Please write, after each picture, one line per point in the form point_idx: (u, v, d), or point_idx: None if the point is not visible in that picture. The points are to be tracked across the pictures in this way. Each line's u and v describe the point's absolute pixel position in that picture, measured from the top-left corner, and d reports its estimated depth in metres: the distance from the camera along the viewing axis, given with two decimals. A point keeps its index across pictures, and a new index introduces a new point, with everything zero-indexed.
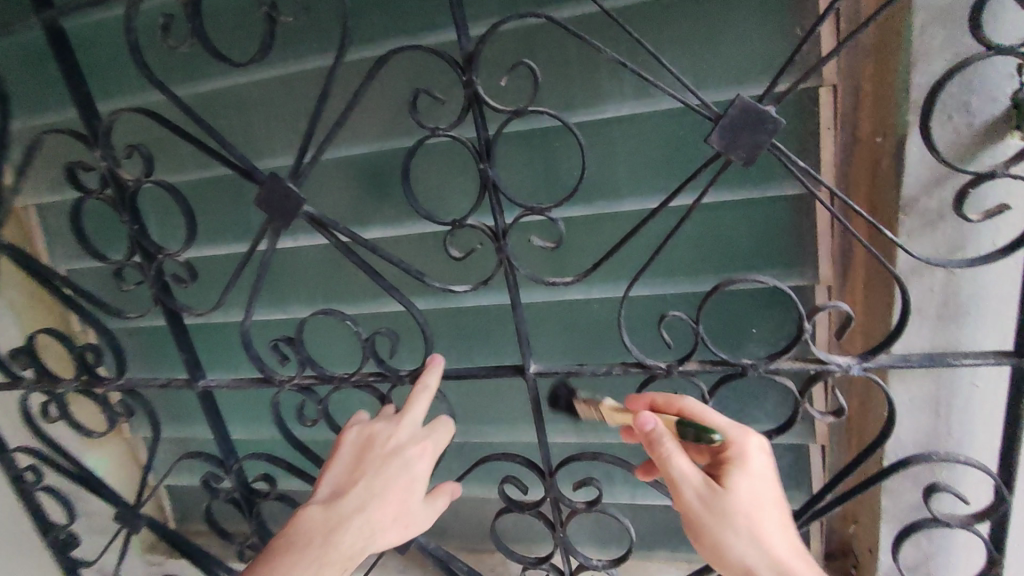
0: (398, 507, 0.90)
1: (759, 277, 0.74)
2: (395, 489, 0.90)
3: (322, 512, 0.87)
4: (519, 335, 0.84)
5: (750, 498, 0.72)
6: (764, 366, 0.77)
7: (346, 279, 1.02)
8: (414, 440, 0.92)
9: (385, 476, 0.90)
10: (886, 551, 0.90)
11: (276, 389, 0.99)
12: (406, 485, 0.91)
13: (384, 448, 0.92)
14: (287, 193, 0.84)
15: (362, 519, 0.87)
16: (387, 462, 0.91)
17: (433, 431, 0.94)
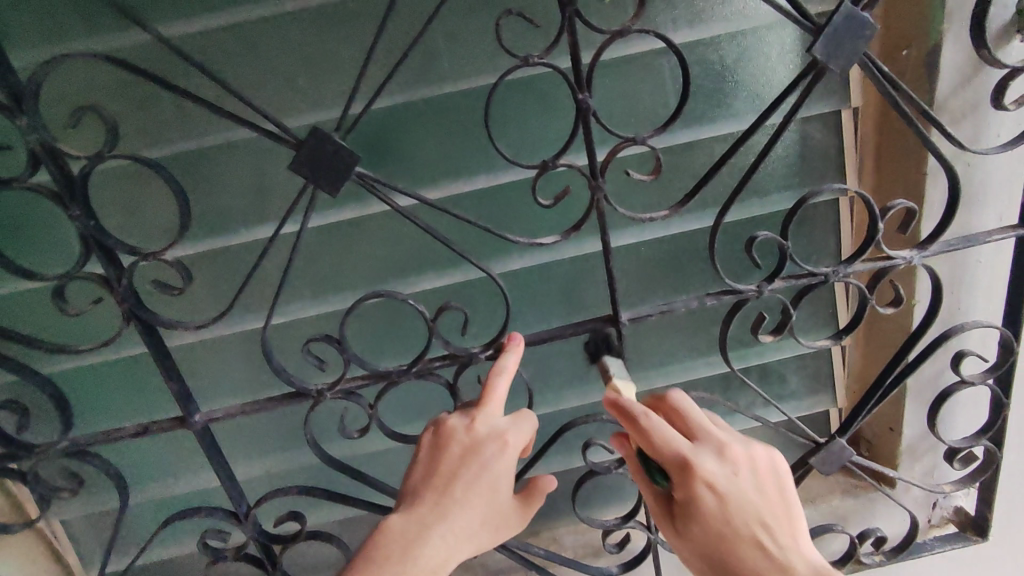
0: (485, 509, 0.74)
1: (839, 184, 0.77)
2: (479, 491, 0.73)
3: (402, 522, 0.71)
4: (611, 282, 0.80)
5: (705, 531, 0.73)
6: (843, 272, 0.82)
7: (363, 260, 0.88)
8: (493, 435, 0.75)
9: (468, 478, 0.73)
10: (911, 426, 1.00)
11: (312, 403, 0.82)
12: (490, 487, 0.74)
13: (462, 445, 0.75)
14: (335, 150, 0.68)
15: (445, 529, 0.71)
16: (466, 462, 0.74)
17: (516, 422, 0.77)
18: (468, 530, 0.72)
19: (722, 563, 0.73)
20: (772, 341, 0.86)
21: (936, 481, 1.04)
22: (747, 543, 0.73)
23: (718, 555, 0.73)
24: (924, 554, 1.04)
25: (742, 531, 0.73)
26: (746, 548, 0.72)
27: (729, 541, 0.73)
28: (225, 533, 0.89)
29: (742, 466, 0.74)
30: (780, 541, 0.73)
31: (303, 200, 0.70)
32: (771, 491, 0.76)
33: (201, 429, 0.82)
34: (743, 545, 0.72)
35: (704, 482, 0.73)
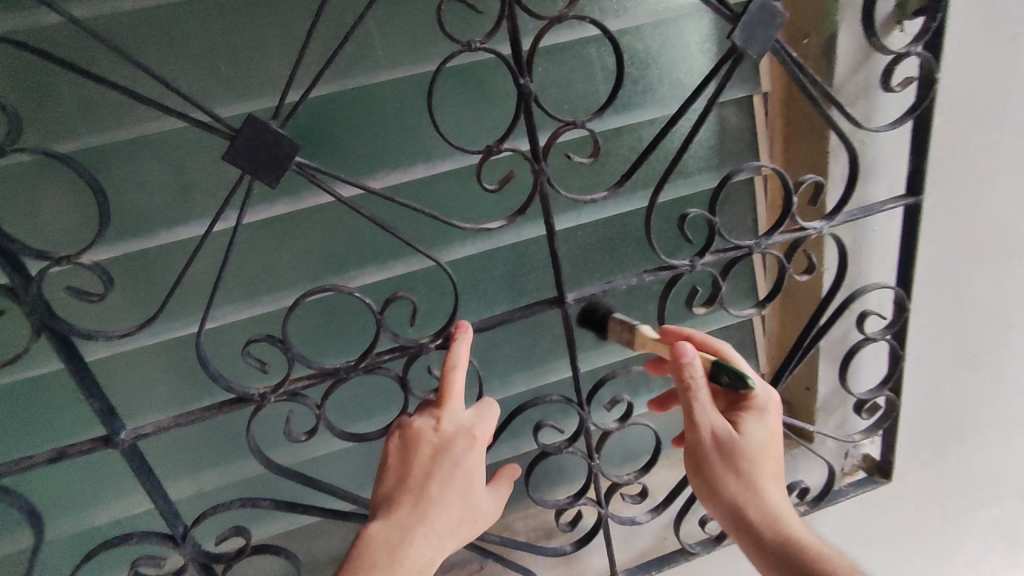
0: (462, 504, 0.76)
1: (757, 162, 0.83)
2: (454, 487, 0.76)
3: (384, 529, 0.73)
4: (556, 264, 0.81)
5: (754, 441, 0.86)
6: (763, 244, 0.89)
7: (304, 258, 0.84)
8: (461, 430, 0.78)
9: (442, 476, 0.76)
10: (824, 384, 1.10)
11: (255, 408, 0.77)
12: (465, 482, 0.77)
13: (431, 445, 0.78)
14: (271, 138, 0.65)
15: (427, 529, 0.73)
16: (440, 461, 0.76)
17: (481, 415, 0.80)
18: (450, 526, 0.75)
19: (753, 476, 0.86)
20: (704, 313, 0.91)
21: (847, 432, 1.15)
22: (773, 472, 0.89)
23: (751, 467, 0.86)
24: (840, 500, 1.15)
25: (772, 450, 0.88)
26: (771, 466, 0.88)
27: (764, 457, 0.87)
28: (159, 558, 0.82)
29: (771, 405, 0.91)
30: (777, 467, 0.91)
31: (238, 192, 0.66)
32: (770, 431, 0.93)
33: (129, 448, 0.75)
34: (768, 464, 0.88)
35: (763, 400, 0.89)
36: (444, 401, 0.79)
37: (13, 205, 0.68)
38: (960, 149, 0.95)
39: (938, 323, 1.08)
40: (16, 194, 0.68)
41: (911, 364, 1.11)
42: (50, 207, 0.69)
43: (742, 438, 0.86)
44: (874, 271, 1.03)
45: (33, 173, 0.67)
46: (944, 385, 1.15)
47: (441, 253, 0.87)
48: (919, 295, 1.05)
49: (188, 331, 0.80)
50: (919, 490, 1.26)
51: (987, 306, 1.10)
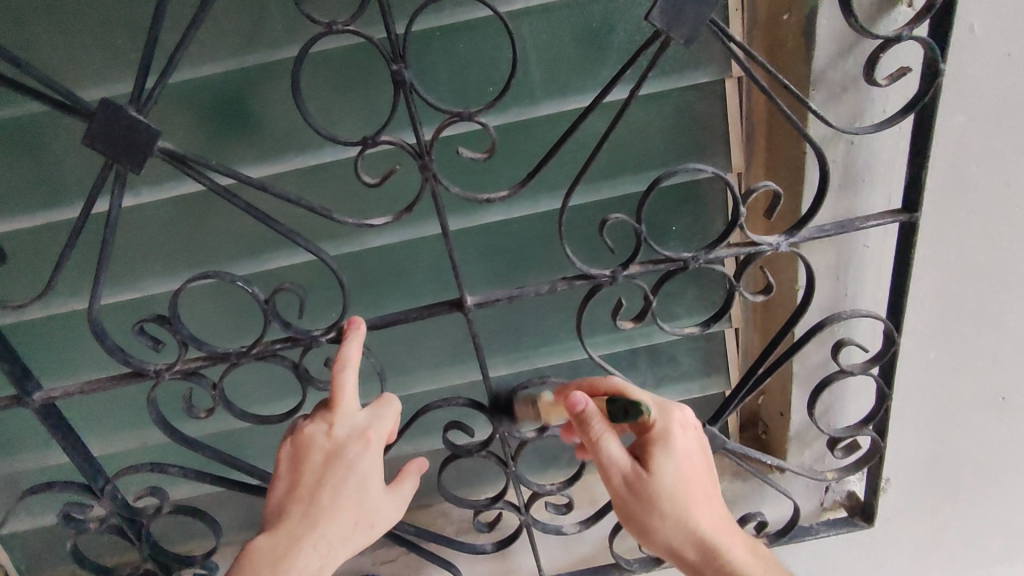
0: (357, 510, 0.77)
1: (696, 164, 0.72)
2: (347, 494, 0.77)
3: (271, 540, 0.75)
4: (454, 266, 0.76)
5: (674, 478, 0.79)
6: (704, 257, 0.78)
7: (208, 241, 0.83)
8: (354, 434, 0.77)
9: (334, 483, 0.77)
10: (797, 412, 0.98)
11: (153, 383, 0.80)
12: (358, 488, 0.77)
13: (323, 451, 0.78)
14: (130, 124, 0.64)
15: (316, 538, 0.75)
16: (332, 467, 0.77)
17: (378, 416, 0.79)
18: (343, 533, 0.76)
19: (682, 515, 0.79)
20: (632, 328, 0.82)
21: (825, 467, 1.02)
22: (709, 503, 0.81)
23: (677, 505, 0.79)
24: (807, 536, 1.04)
25: (700, 478, 0.81)
26: (702, 496, 0.80)
27: (689, 490, 0.80)
28: (88, 506, 0.90)
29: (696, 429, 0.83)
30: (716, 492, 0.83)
31: (105, 178, 0.66)
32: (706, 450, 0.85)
33: (44, 408, 0.81)
34: (700, 495, 0.81)
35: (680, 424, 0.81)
36: (337, 403, 0.77)
37: None
38: (982, 155, 0.77)
39: (947, 358, 0.92)
40: None
41: (907, 402, 0.95)
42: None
43: (659, 479, 0.79)
44: (864, 294, 0.89)
45: None
46: (957, 428, 0.99)
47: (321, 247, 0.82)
48: (912, 324, 0.89)
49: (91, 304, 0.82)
50: (922, 539, 1.11)
51: (1019, 344, 0.91)
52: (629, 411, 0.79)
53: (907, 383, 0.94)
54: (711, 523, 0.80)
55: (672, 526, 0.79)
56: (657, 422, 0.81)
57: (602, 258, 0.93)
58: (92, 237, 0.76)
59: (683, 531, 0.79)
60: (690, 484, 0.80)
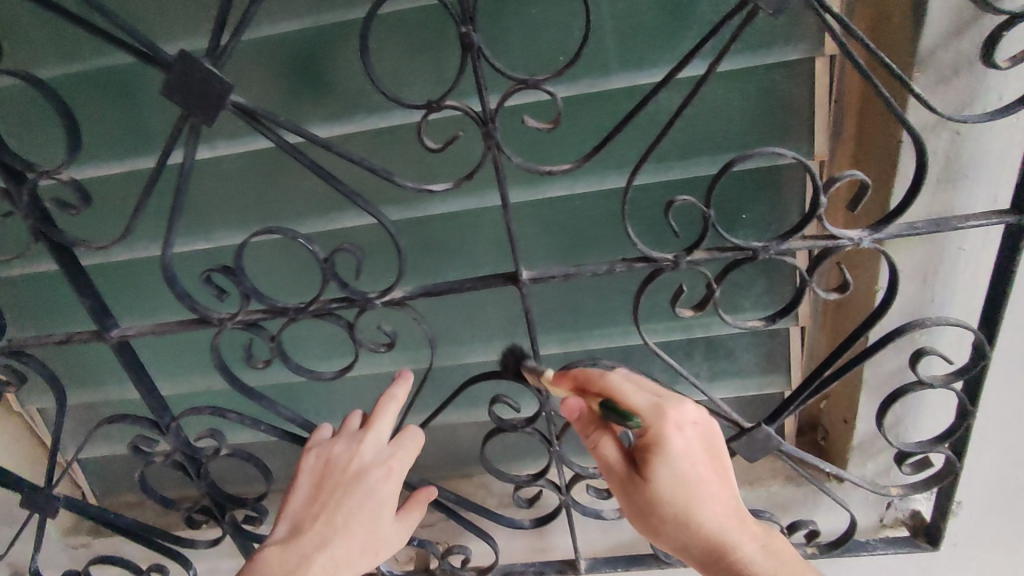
0: (367, 534, 0.89)
1: (775, 147, 0.67)
2: (360, 518, 0.88)
3: (284, 551, 0.86)
4: (512, 239, 0.74)
5: (667, 481, 0.77)
6: (776, 248, 0.73)
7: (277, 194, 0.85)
8: (377, 461, 0.89)
9: (350, 505, 0.88)
10: (864, 421, 0.92)
11: (217, 331, 0.83)
12: (372, 512, 0.88)
13: (344, 475, 0.89)
14: (205, 77, 0.66)
15: (325, 555, 0.85)
16: (353, 490, 0.88)
17: (399, 447, 0.90)
18: (350, 553, 0.87)
19: (684, 516, 0.78)
20: (692, 317, 0.79)
21: (889, 482, 0.96)
22: (710, 504, 0.78)
23: (677, 505, 0.78)
24: (860, 553, 0.99)
25: (702, 478, 0.78)
26: (705, 498, 0.78)
27: (689, 491, 0.78)
28: (153, 441, 0.96)
29: (700, 426, 0.78)
30: (725, 488, 0.80)
31: (181, 129, 0.68)
32: (716, 443, 0.80)
33: (120, 344, 0.86)
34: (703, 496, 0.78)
35: (675, 428, 0.77)
36: (367, 431, 0.89)
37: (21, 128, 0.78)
38: None
39: None
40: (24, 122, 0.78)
41: (990, 421, 0.88)
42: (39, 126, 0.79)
43: (651, 482, 0.78)
44: (954, 301, 0.81)
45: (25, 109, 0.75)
46: None
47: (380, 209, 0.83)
48: (1005, 339, 0.81)
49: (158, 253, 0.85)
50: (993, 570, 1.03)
51: None
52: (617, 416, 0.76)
53: (992, 402, 0.86)
54: (715, 525, 0.78)
55: (676, 524, 0.79)
56: (650, 426, 0.77)
57: (661, 240, 0.89)
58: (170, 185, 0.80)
59: (687, 530, 0.79)
60: (685, 486, 0.78)
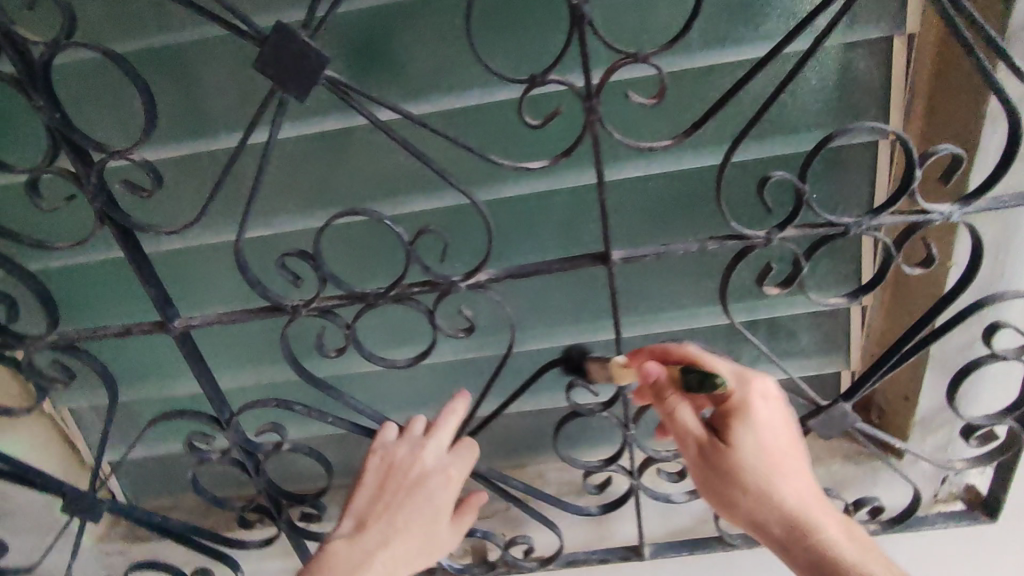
0: (425, 537, 0.89)
1: (874, 122, 0.68)
2: (419, 521, 0.88)
3: (349, 545, 0.86)
4: (605, 218, 0.73)
5: (751, 447, 0.76)
6: (867, 224, 0.73)
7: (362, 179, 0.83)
8: (437, 469, 0.89)
9: (410, 509, 0.88)
10: (927, 397, 0.94)
11: (289, 319, 0.80)
12: (430, 515, 0.89)
13: (407, 480, 0.88)
14: (300, 50, 0.62)
15: (386, 554, 0.85)
16: (413, 495, 0.88)
17: (458, 455, 0.90)
18: (408, 554, 0.87)
19: (766, 487, 0.77)
20: (778, 294, 0.79)
21: (948, 457, 0.98)
22: (791, 468, 0.78)
23: (761, 474, 0.76)
24: (919, 526, 1.01)
25: (782, 452, 0.78)
26: (786, 471, 0.77)
27: (770, 463, 0.77)
28: (210, 438, 0.92)
29: (779, 398, 0.79)
30: (802, 468, 0.79)
31: (269, 105, 0.65)
32: (790, 422, 0.81)
33: (182, 335, 0.82)
34: (784, 463, 0.78)
35: (759, 396, 0.78)
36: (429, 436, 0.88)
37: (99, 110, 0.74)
38: None
39: None
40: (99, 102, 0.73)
41: None
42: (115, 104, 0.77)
43: (736, 449, 0.76)
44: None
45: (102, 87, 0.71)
46: None
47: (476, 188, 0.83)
48: None
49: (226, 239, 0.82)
50: None
51: None
52: (704, 381, 0.75)
53: None
54: (795, 501, 0.77)
55: (758, 495, 0.76)
56: (733, 392, 0.77)
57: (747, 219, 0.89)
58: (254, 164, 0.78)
59: (768, 505, 0.76)
60: (766, 453, 0.77)
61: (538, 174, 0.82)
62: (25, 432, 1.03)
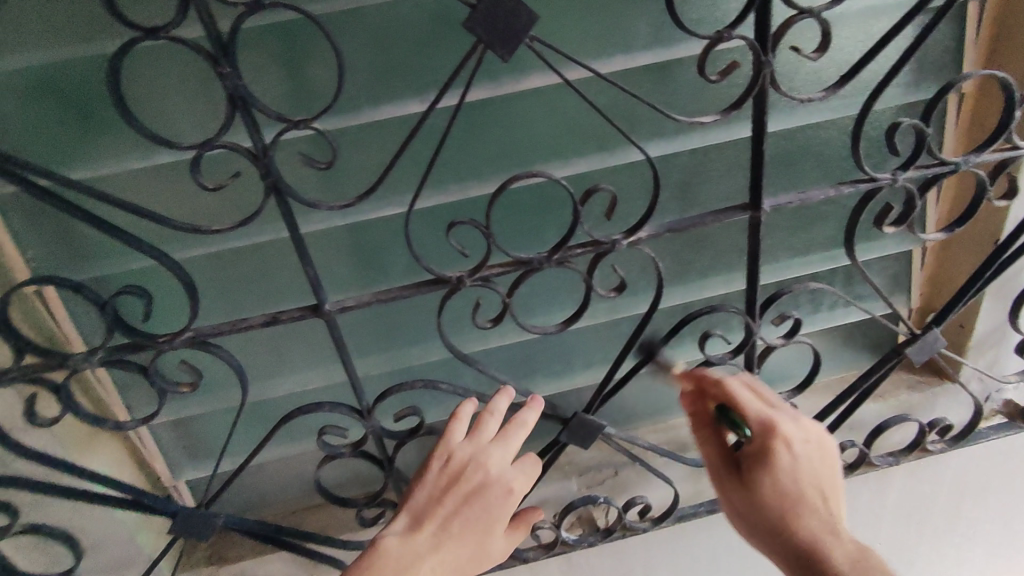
0: (478, 550, 0.75)
1: (992, 68, 0.75)
2: (477, 530, 0.75)
3: (399, 545, 0.72)
4: (759, 168, 0.78)
5: (768, 495, 0.76)
6: (972, 160, 0.82)
7: (517, 152, 0.84)
8: (501, 479, 0.78)
9: (470, 516, 0.75)
10: (983, 323, 1.06)
11: (448, 292, 0.78)
12: (489, 526, 0.76)
13: (473, 483, 0.77)
14: (512, 4, 0.61)
15: (436, 561, 0.71)
16: (472, 503, 0.76)
17: (523, 470, 0.80)
18: (456, 565, 0.72)
19: (784, 528, 0.75)
20: (892, 232, 0.87)
21: (997, 374, 1.12)
22: (810, 507, 0.75)
23: (776, 517, 0.75)
24: (976, 441, 1.13)
25: (810, 493, 0.76)
26: (803, 512, 0.75)
27: (794, 504, 0.75)
28: (343, 430, 0.87)
29: (809, 442, 0.78)
30: (833, 512, 0.76)
31: (469, 62, 0.63)
32: (828, 468, 0.79)
33: (332, 318, 0.78)
34: (801, 506, 0.75)
35: (784, 442, 0.77)
36: (502, 441, 0.80)
37: (261, 76, 0.72)
38: None
39: None
40: (275, 67, 0.72)
41: None
42: (275, 70, 0.73)
43: (749, 495, 0.77)
44: None
45: (280, 51, 0.72)
46: None
47: (644, 144, 0.86)
48: None
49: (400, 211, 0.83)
50: None
51: None
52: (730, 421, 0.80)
53: None
54: (818, 537, 0.74)
55: (770, 536, 0.76)
56: (757, 436, 0.78)
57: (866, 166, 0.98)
58: (425, 132, 0.79)
59: (784, 544, 0.75)
60: (788, 496, 0.76)
61: (671, 136, 0.86)
62: (106, 454, 0.93)
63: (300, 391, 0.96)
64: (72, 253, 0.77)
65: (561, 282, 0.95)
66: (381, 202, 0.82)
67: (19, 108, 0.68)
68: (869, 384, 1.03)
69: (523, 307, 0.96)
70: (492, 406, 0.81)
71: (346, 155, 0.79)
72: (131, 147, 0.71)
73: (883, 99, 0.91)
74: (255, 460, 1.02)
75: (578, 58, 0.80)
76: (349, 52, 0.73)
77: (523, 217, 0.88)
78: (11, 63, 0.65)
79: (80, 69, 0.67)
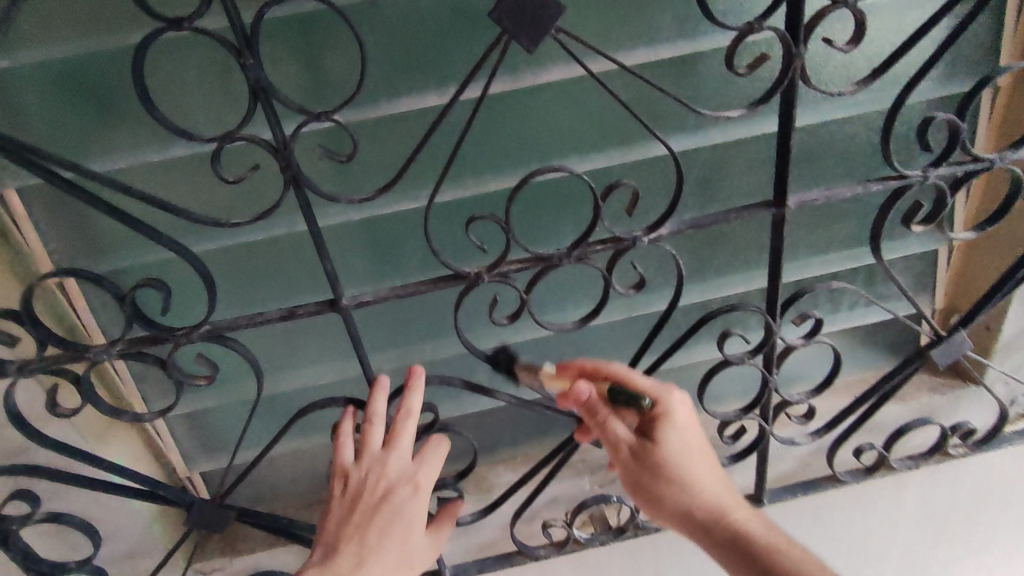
0: (400, 554, 0.75)
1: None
2: (394, 536, 0.75)
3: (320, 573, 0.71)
4: (783, 165, 0.76)
5: (676, 451, 0.82)
6: (1007, 158, 0.80)
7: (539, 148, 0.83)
8: (404, 479, 0.77)
9: (381, 526, 0.75)
10: (1013, 324, 1.04)
11: (466, 288, 0.77)
12: (406, 531, 0.76)
13: (375, 492, 0.77)
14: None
15: None
16: (381, 512, 0.75)
17: (423, 462, 0.79)
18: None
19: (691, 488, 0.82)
20: (921, 231, 0.84)
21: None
22: (704, 465, 0.83)
23: (684, 472, 0.82)
24: (1002, 446, 1.11)
25: (704, 453, 0.84)
26: (704, 471, 0.83)
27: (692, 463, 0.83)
28: None
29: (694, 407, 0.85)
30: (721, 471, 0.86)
31: (494, 55, 0.62)
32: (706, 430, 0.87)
33: (348, 312, 0.77)
34: (702, 465, 0.83)
35: (680, 404, 0.83)
36: (393, 443, 0.78)
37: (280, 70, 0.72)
38: None
39: None
40: (295, 61, 0.72)
41: None
42: (296, 63, 0.72)
43: (663, 455, 0.82)
44: None
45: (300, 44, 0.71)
46: None
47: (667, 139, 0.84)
48: None
49: (417, 206, 0.82)
50: None
51: None
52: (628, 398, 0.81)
53: None
54: (719, 495, 0.83)
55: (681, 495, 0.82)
56: (658, 403, 0.82)
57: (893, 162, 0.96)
58: (443, 125, 0.78)
59: (693, 500, 0.82)
60: (687, 459, 0.82)
61: (695, 131, 0.85)
62: (124, 444, 0.93)
63: (315, 384, 0.96)
64: (92, 246, 0.78)
65: (579, 278, 0.94)
66: (397, 196, 0.81)
67: (44, 100, 0.68)
68: (891, 388, 1.01)
69: (540, 303, 0.95)
70: (372, 411, 0.78)
71: (364, 148, 0.78)
72: (151, 138, 0.71)
73: (915, 93, 0.89)
74: (270, 453, 1.03)
75: (603, 50, 0.78)
76: (371, 46, 0.72)
77: (542, 216, 0.87)
78: (36, 55, 0.65)
79: (103, 60, 0.67)
